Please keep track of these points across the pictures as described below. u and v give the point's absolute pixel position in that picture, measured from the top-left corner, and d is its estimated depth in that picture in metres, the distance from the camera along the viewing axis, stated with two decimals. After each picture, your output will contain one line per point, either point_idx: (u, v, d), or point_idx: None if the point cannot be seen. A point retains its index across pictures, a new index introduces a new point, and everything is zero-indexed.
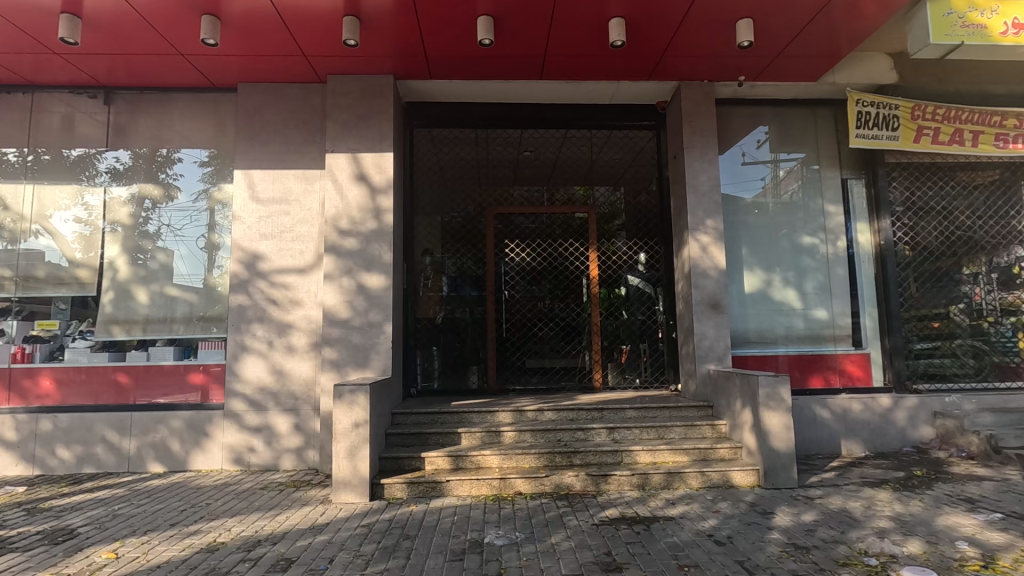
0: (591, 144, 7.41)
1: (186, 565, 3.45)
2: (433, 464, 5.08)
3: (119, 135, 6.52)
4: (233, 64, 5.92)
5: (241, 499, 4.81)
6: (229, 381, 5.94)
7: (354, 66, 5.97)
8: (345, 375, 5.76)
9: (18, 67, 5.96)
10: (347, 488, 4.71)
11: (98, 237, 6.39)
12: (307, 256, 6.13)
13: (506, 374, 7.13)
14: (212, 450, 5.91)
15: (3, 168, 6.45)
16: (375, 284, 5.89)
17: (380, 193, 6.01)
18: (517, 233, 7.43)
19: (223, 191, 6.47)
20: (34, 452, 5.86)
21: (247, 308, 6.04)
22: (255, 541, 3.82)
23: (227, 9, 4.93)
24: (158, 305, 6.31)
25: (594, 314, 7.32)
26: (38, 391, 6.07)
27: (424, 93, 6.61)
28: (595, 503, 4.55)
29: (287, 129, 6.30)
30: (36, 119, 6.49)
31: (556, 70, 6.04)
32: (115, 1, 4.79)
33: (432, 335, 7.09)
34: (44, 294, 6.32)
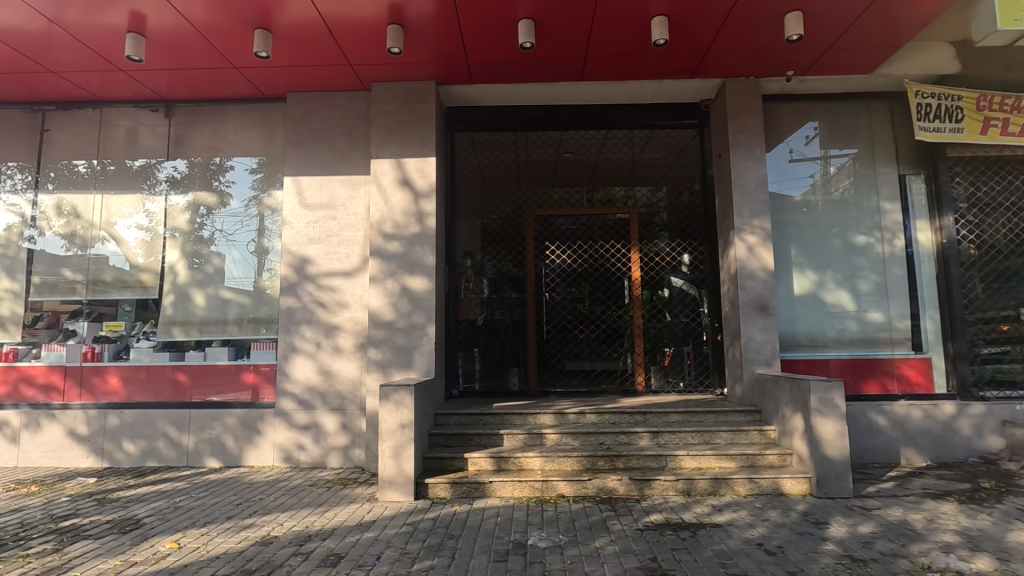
0: (632, 144, 7.33)
1: (243, 556, 3.59)
2: (475, 465, 5.13)
3: (178, 145, 6.86)
4: (282, 75, 6.15)
5: (292, 495, 4.97)
6: (280, 381, 6.16)
7: (397, 74, 6.10)
8: (390, 376, 5.89)
9: (88, 85, 6.37)
10: (392, 487, 4.80)
11: (159, 242, 6.74)
12: (353, 259, 6.30)
13: (547, 376, 7.12)
14: (264, 447, 6.15)
15: (74, 179, 6.89)
16: (419, 286, 5.99)
17: (423, 197, 6.11)
18: (557, 235, 7.41)
19: (274, 197, 6.71)
20: (103, 445, 6.23)
21: (296, 309, 6.24)
22: (305, 536, 3.95)
23: (277, 22, 5.13)
24: (213, 307, 6.60)
25: (637, 316, 7.22)
26: (106, 388, 6.46)
27: (464, 97, 6.70)
28: (639, 507, 4.49)
29: (333, 136, 6.49)
30: (104, 132, 6.91)
31: (597, 70, 6.01)
32: (176, 19, 5.06)
33: (473, 337, 7.16)
34: (111, 296, 6.72)
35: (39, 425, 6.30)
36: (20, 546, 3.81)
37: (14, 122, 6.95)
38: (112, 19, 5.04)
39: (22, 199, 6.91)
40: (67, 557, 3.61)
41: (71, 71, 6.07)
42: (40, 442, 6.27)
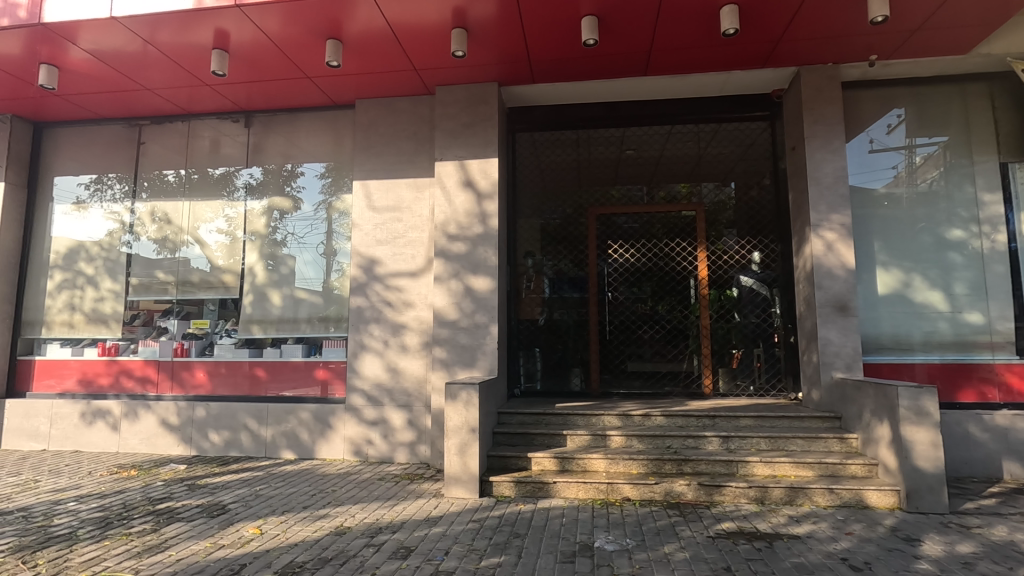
0: (698, 138, 7.09)
1: (319, 545, 3.75)
2: (539, 465, 5.13)
3: (255, 154, 7.27)
4: (351, 83, 6.39)
5: (362, 488, 5.15)
6: (350, 377, 6.40)
7: (461, 76, 6.19)
8: (454, 374, 5.99)
9: (177, 99, 6.86)
10: (458, 483, 4.88)
11: (239, 245, 7.15)
12: (419, 260, 6.45)
13: (609, 377, 7.02)
14: (336, 441, 6.40)
15: (165, 188, 7.44)
16: (481, 286, 6.06)
17: (486, 198, 6.17)
18: (620, 233, 7.29)
19: (343, 200, 6.98)
20: (191, 435, 6.69)
21: (365, 309, 6.46)
22: (377, 528, 4.07)
23: (347, 31, 5.32)
24: (288, 306, 6.92)
25: (704, 317, 6.99)
26: (194, 381, 6.95)
27: (525, 97, 6.76)
28: (709, 514, 4.34)
29: (399, 140, 6.67)
30: (191, 143, 7.43)
31: (662, 64, 5.86)
32: (255, 34, 5.35)
33: (535, 337, 7.17)
34: (197, 296, 7.19)
35: (136, 415, 6.84)
36: (124, 524, 4.15)
37: (114, 137, 7.60)
38: (199, 37, 5.40)
39: (122, 207, 7.53)
40: (163, 537, 3.90)
41: (163, 88, 6.56)
42: (137, 431, 6.81)
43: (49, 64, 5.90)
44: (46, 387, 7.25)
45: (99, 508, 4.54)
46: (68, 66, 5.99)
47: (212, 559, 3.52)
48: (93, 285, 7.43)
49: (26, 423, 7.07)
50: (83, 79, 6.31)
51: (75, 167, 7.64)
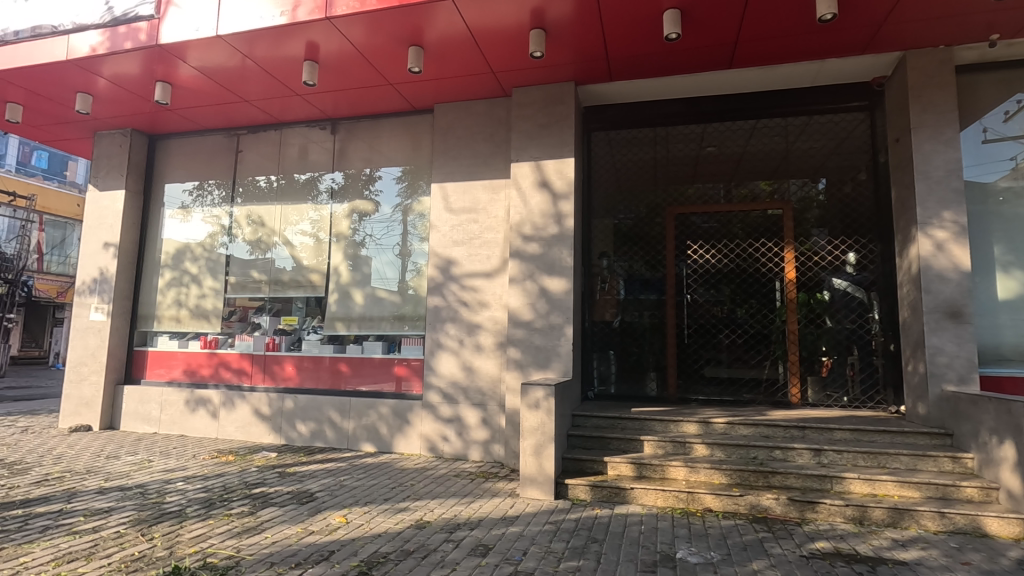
0: (787, 132, 6.71)
1: (401, 537, 3.86)
2: (616, 470, 5.05)
3: (340, 159, 7.62)
4: (429, 88, 6.56)
5: (439, 484, 5.26)
6: (427, 375, 6.57)
7: (537, 77, 6.21)
8: (529, 375, 6.00)
9: (270, 109, 7.32)
10: (533, 484, 4.88)
11: (324, 246, 7.53)
12: (493, 261, 6.51)
13: (686, 383, 6.76)
14: (413, 436, 6.59)
15: (258, 192, 7.97)
16: (557, 287, 6.02)
17: (562, 198, 6.13)
18: (699, 233, 7.03)
19: (421, 203, 7.18)
20: (281, 425, 7.12)
21: (442, 308, 6.61)
22: (455, 524, 4.14)
23: (428, 37, 5.47)
24: (369, 305, 7.19)
25: (791, 321, 6.60)
26: (284, 374, 7.39)
27: (602, 96, 6.66)
28: (801, 532, 4.07)
29: (476, 143, 6.77)
30: (283, 150, 7.91)
31: (748, 56, 5.59)
32: (343, 45, 5.61)
33: (610, 339, 7.04)
34: (287, 293, 7.62)
35: (233, 404, 7.36)
36: (225, 506, 4.47)
37: (216, 146, 8.23)
38: (292, 50, 5.74)
39: (221, 211, 8.13)
40: (259, 520, 4.16)
41: (259, 99, 7.02)
42: (233, 419, 7.33)
43: (163, 81, 6.47)
44: (157, 376, 7.96)
45: (203, 489, 4.92)
46: (179, 82, 6.55)
47: (304, 544, 3.71)
48: (196, 283, 8.07)
49: (140, 408, 7.80)
50: (191, 94, 6.88)
51: (182, 174, 8.33)
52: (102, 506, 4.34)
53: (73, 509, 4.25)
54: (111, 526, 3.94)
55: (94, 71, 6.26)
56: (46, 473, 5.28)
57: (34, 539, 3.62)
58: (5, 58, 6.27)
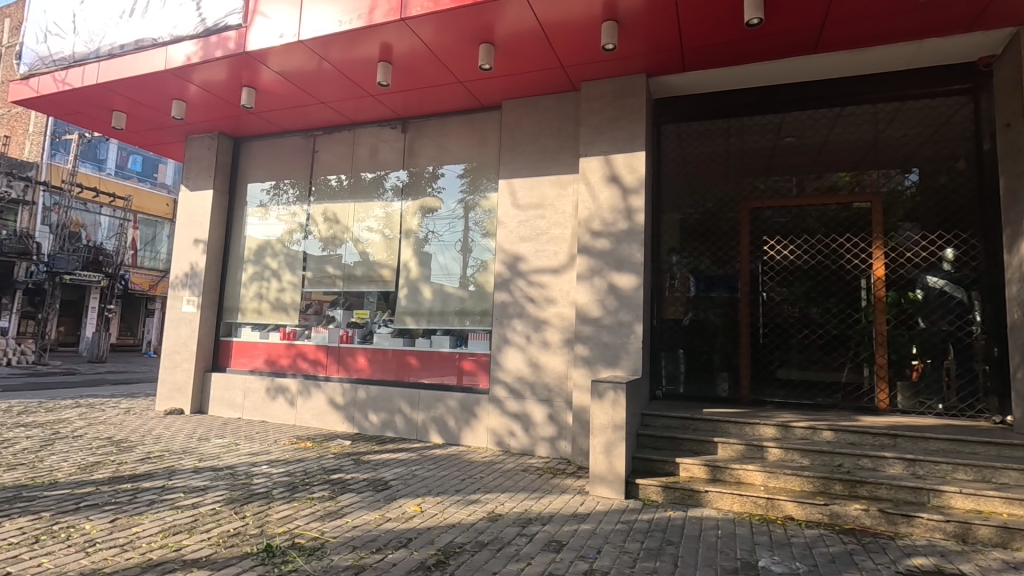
0: (876, 119, 6.25)
1: (475, 528, 3.92)
2: (688, 471, 4.93)
3: (409, 157, 7.80)
4: (498, 85, 6.61)
5: (508, 478, 5.31)
6: (494, 369, 6.64)
7: (607, 70, 6.11)
8: (597, 372, 5.94)
9: (345, 110, 7.60)
10: (603, 483, 4.83)
11: (394, 243, 7.73)
12: (561, 257, 6.48)
13: (760, 384, 6.47)
14: (479, 429, 6.68)
15: (331, 190, 8.29)
16: (626, 284, 5.92)
17: (632, 193, 6.01)
18: (775, 228, 6.71)
19: (486, 199, 7.24)
20: (354, 414, 7.42)
21: (509, 304, 6.67)
22: (526, 518, 4.16)
23: (498, 34, 5.50)
24: (436, 299, 7.32)
25: (879, 322, 6.16)
26: (356, 365, 7.68)
27: (673, 88, 6.50)
28: (894, 546, 3.82)
29: (544, 138, 6.75)
30: (355, 150, 8.19)
31: (835, 39, 5.27)
32: (415, 44, 5.73)
33: (679, 337, 6.84)
34: (359, 288, 7.90)
35: (310, 392, 7.74)
36: (307, 489, 4.70)
37: (294, 147, 8.63)
38: (367, 52, 5.92)
39: (296, 209, 8.53)
40: (340, 504, 4.34)
41: (335, 101, 7.30)
42: (310, 407, 7.71)
43: (248, 86, 6.85)
44: (241, 364, 8.46)
45: (287, 473, 5.19)
46: (262, 87, 6.91)
47: (382, 530, 3.83)
48: (276, 277, 8.49)
49: (226, 394, 8.32)
50: (272, 98, 7.24)
51: (262, 174, 8.80)
52: (199, 485, 4.67)
53: (173, 486, 4.60)
54: (208, 503, 4.23)
55: (186, 78, 6.70)
56: (148, 452, 5.74)
57: (143, 512, 3.94)
58: (112, 70, 6.80)
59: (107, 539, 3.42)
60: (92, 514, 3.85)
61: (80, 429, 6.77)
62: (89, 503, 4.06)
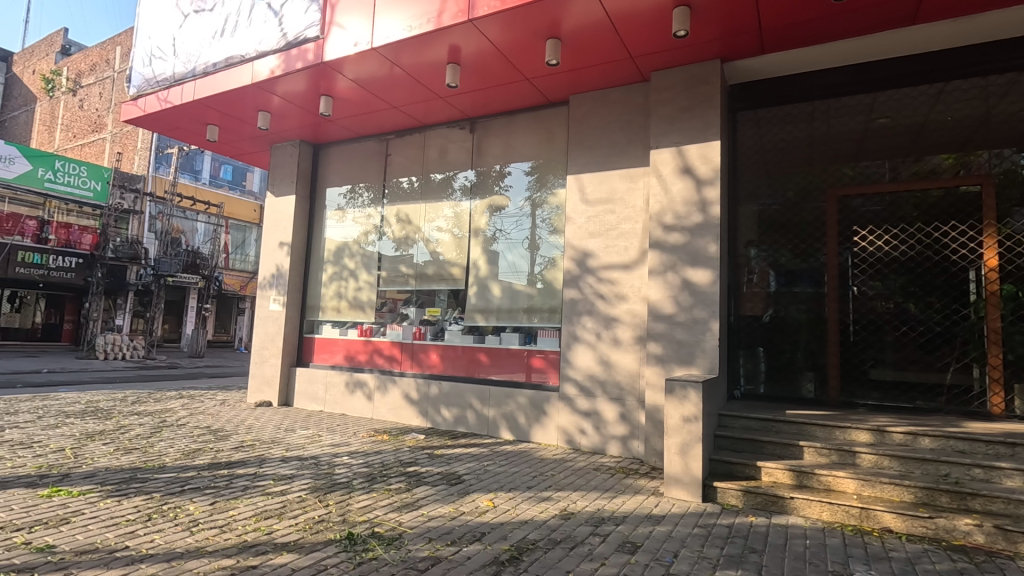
0: (986, 94, 5.63)
1: (548, 526, 3.91)
2: (771, 476, 4.67)
3: (477, 156, 7.90)
4: (565, 80, 6.55)
5: (579, 476, 5.27)
6: (564, 367, 6.61)
7: (678, 58, 5.91)
8: (671, 371, 5.76)
9: (416, 113, 7.82)
10: (679, 484, 4.67)
11: (463, 242, 7.86)
12: (632, 253, 6.34)
13: (851, 386, 6.02)
14: (550, 427, 6.67)
15: (403, 192, 8.55)
16: (701, 279, 5.69)
17: (706, 184, 5.77)
18: (867, 217, 6.22)
19: (554, 195, 7.20)
20: (427, 409, 7.63)
21: (578, 300, 6.60)
22: (600, 517, 4.10)
23: (565, 28, 5.45)
24: (505, 297, 7.36)
25: (992, 318, 5.56)
26: (428, 361, 7.88)
27: (750, 71, 6.18)
28: (1014, 568, 3.43)
29: (612, 131, 6.63)
30: (425, 152, 8.40)
31: (935, 8, 4.81)
32: (483, 44, 5.78)
33: (758, 335, 6.50)
34: (431, 287, 8.10)
35: (386, 387, 8.04)
36: (385, 481, 4.88)
37: (368, 151, 8.97)
38: (436, 55, 6.04)
39: (371, 211, 8.86)
40: (416, 496, 4.47)
41: (406, 105, 7.52)
42: (386, 401, 8.01)
43: (326, 95, 7.19)
44: (322, 360, 8.91)
45: (366, 464, 5.42)
46: (338, 95, 7.22)
47: (457, 523, 3.91)
48: (353, 277, 8.86)
49: (309, 387, 8.80)
50: (347, 104, 7.55)
51: (340, 179, 9.21)
52: (286, 473, 4.97)
53: (264, 473, 4.92)
54: (295, 490, 4.49)
55: (270, 91, 7.13)
56: (242, 440, 6.18)
57: (238, 496, 4.24)
58: (206, 87, 7.34)
59: (208, 520, 3.72)
60: (195, 496, 4.19)
61: (183, 418, 7.40)
62: (192, 486, 4.42)
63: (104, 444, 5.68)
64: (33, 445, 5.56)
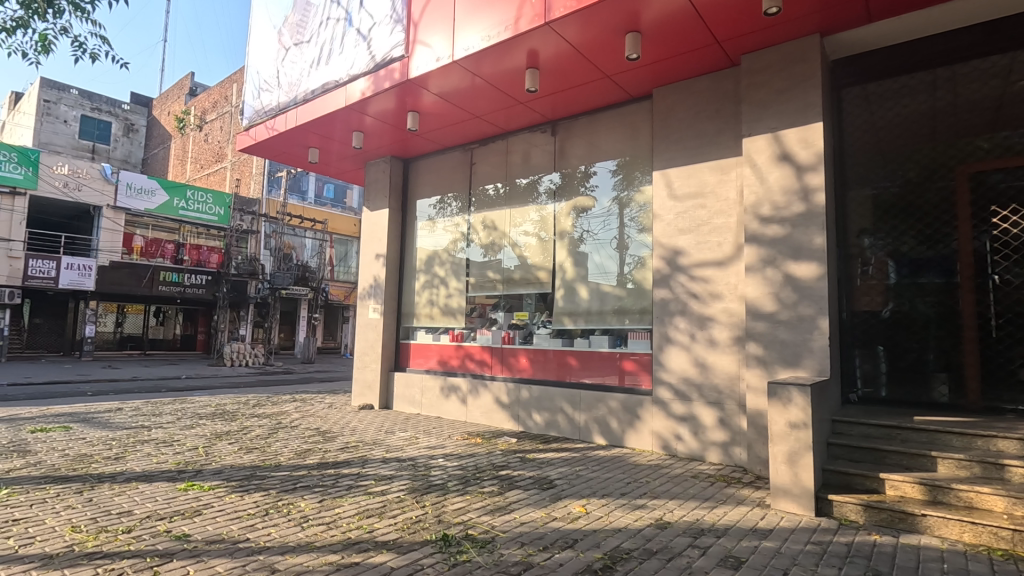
0: None
1: (643, 535, 3.77)
2: (897, 490, 4.20)
3: (560, 158, 7.86)
4: (648, 73, 6.34)
5: (676, 484, 5.04)
6: (657, 369, 6.38)
7: (771, 38, 5.52)
8: (774, 373, 5.36)
9: (498, 120, 7.94)
10: (787, 496, 4.33)
11: (549, 245, 7.86)
12: (726, 248, 5.99)
13: (995, 389, 5.25)
14: (644, 431, 6.47)
15: (489, 199, 8.71)
16: (805, 273, 5.26)
17: (808, 170, 5.33)
18: (1008, 194, 5.37)
19: (640, 193, 7.00)
20: (519, 413, 7.71)
21: (670, 300, 6.35)
22: (699, 529, 3.90)
23: (645, 20, 5.28)
24: (594, 299, 7.24)
25: None
26: (518, 365, 7.94)
27: (857, 42, 5.67)
28: None
29: (700, 122, 6.32)
30: (509, 158, 8.50)
31: None
32: (561, 45, 5.75)
33: (877, 332, 5.88)
34: (518, 291, 8.17)
35: (478, 391, 8.23)
36: (479, 483, 4.98)
37: (455, 161, 9.24)
38: (515, 61, 6.08)
39: (459, 220, 9.11)
40: (509, 500, 4.51)
41: (488, 113, 7.66)
42: (479, 404, 8.19)
43: (413, 110, 7.50)
44: (418, 365, 9.28)
45: (460, 467, 5.56)
46: (424, 109, 7.51)
47: (549, 528, 3.89)
48: (444, 284, 9.15)
49: (407, 391, 9.22)
50: (433, 118, 7.83)
51: (429, 190, 9.56)
52: (387, 473, 5.23)
53: (366, 473, 5.20)
54: (394, 490, 4.70)
55: (362, 111, 7.55)
56: (347, 442, 6.58)
57: (343, 495, 4.52)
58: (306, 113, 7.93)
59: (318, 516, 3.98)
60: (306, 493, 4.52)
61: (296, 420, 8.04)
62: (304, 484, 4.77)
63: (230, 444, 6.31)
64: (174, 443, 6.30)
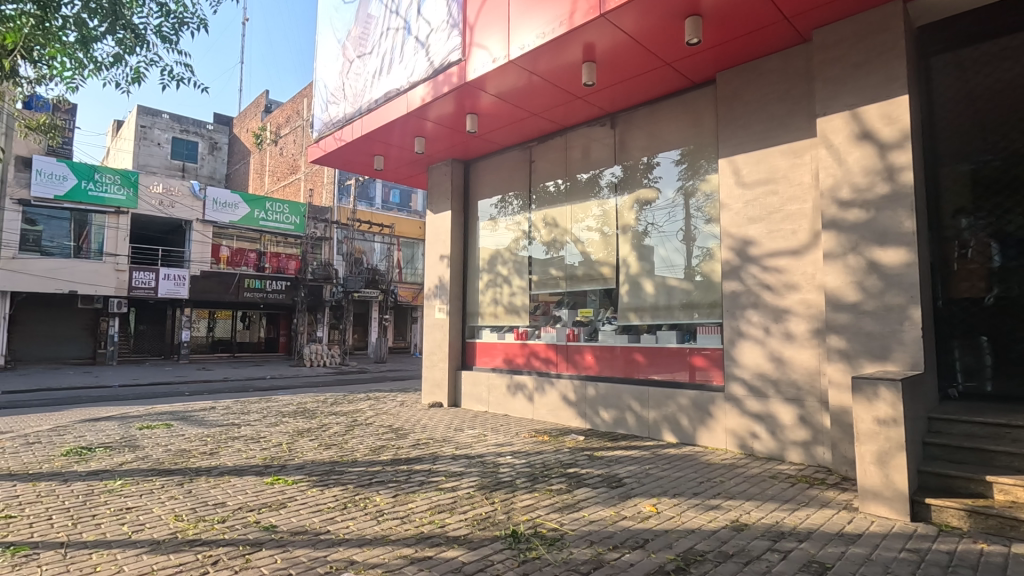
0: None
1: (717, 537, 3.64)
2: (1007, 495, 3.82)
3: (621, 151, 7.72)
4: (710, 57, 6.10)
5: (753, 484, 4.83)
6: (729, 365, 6.13)
7: (845, 10, 5.16)
8: (860, 368, 5.01)
9: (556, 117, 7.90)
10: (878, 499, 4.04)
11: (612, 239, 7.74)
12: (801, 236, 5.66)
13: None
14: (717, 429, 6.23)
15: (550, 196, 8.69)
16: (893, 260, 4.87)
17: (892, 149, 4.94)
18: None
19: (706, 182, 6.74)
20: (586, 410, 7.64)
21: (741, 293, 6.09)
22: (778, 531, 3.72)
23: (704, 2, 5.08)
24: (660, 293, 7.06)
25: None
26: (583, 362, 7.87)
27: (947, 4, 5.19)
28: None
29: (769, 104, 6.01)
30: (568, 153, 8.43)
31: None
32: (617, 36, 5.64)
33: (979, 321, 5.36)
34: (581, 287, 8.10)
35: (544, 388, 8.24)
36: (547, 481, 4.99)
37: (514, 160, 9.27)
38: (571, 56, 6.03)
39: (520, 218, 9.14)
40: (577, 498, 4.49)
41: (546, 110, 7.64)
42: (545, 402, 8.20)
43: (472, 113, 7.61)
44: (484, 363, 9.41)
45: (528, 464, 5.59)
46: (482, 111, 7.60)
47: (618, 527, 3.83)
48: (507, 282, 9.22)
49: (474, 389, 9.37)
50: (492, 118, 7.90)
51: (490, 190, 9.65)
52: (457, 470, 5.35)
53: (438, 470, 5.34)
54: (464, 487, 4.80)
55: (423, 117, 7.74)
56: (418, 439, 6.78)
57: (415, 490, 4.67)
58: (371, 121, 8.23)
59: (392, 511, 4.14)
60: (381, 488, 4.71)
61: (370, 418, 8.38)
62: (378, 480, 4.97)
63: (311, 440, 6.67)
64: (260, 439, 6.74)
